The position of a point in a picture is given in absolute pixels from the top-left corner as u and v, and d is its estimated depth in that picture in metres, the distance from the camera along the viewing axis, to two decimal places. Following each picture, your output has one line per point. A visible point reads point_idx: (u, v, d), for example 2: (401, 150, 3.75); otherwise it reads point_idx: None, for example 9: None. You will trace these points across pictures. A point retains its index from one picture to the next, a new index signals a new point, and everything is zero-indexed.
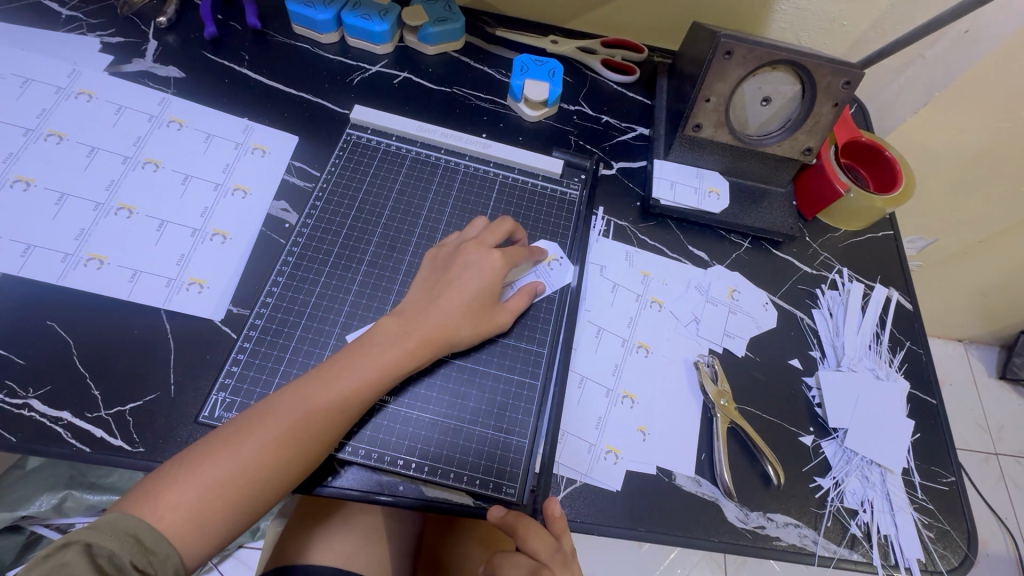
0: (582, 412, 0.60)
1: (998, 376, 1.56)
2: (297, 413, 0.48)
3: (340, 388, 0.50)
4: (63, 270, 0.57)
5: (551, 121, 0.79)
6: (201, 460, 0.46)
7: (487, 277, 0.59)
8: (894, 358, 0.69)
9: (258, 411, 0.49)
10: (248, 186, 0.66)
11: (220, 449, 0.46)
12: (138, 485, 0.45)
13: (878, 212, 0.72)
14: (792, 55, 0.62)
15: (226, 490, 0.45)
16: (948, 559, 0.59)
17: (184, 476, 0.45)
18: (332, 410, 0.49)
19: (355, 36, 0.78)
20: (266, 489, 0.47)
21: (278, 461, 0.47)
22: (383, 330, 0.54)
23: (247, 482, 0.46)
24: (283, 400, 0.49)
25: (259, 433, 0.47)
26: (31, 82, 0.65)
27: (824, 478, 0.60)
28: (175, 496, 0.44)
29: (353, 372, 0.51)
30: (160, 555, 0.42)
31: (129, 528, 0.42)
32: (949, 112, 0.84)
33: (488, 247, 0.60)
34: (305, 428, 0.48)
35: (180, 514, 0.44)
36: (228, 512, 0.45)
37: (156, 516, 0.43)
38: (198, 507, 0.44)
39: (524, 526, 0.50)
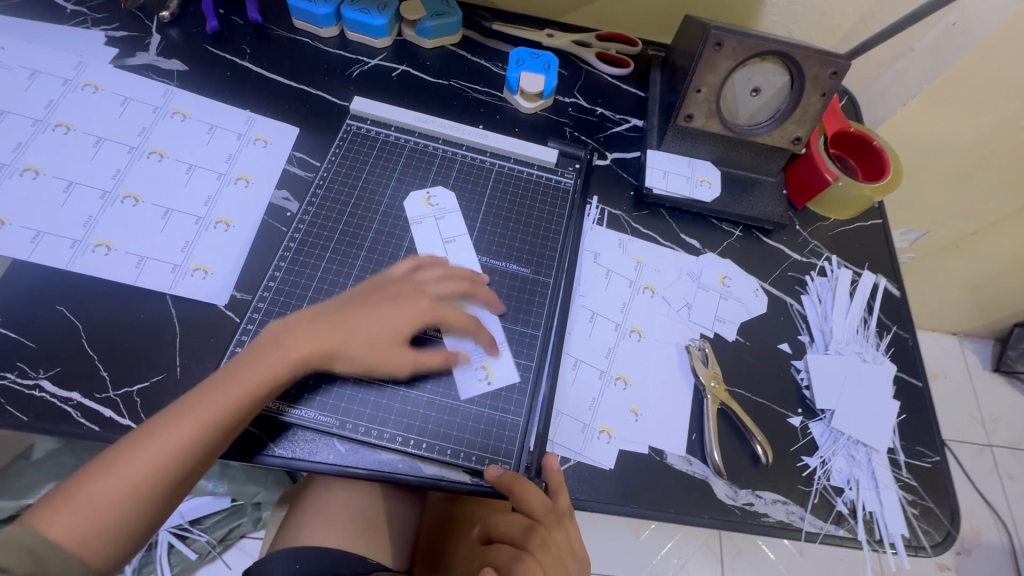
0: (576, 394, 0.61)
1: (991, 368, 1.57)
2: (214, 401, 0.50)
3: (253, 378, 0.52)
4: (71, 255, 0.58)
5: (547, 113, 0.80)
6: (121, 454, 0.47)
7: (404, 319, 0.58)
8: (882, 342, 0.70)
9: (178, 404, 0.50)
10: (250, 176, 0.68)
11: (144, 441, 0.48)
12: (64, 489, 0.47)
13: (866, 200, 0.74)
14: (780, 45, 0.63)
15: (139, 483, 0.47)
16: (931, 534, 0.60)
17: (95, 475, 0.47)
18: (245, 395, 0.51)
19: (354, 29, 0.79)
20: (174, 480, 0.49)
21: (196, 448, 0.49)
22: (288, 330, 0.55)
23: (169, 471, 0.48)
24: (202, 392, 0.51)
25: (178, 425, 0.49)
26: (37, 74, 0.66)
27: (811, 457, 0.62)
28: (61, 507, 0.45)
29: (266, 365, 0.53)
30: (62, 563, 0.43)
31: (26, 544, 0.42)
32: (938, 104, 0.86)
33: (428, 293, 0.60)
34: (222, 416, 0.50)
35: (67, 525, 0.45)
36: (122, 514, 0.46)
37: (47, 523, 0.44)
38: (90, 512, 0.45)
39: (522, 487, 0.53)
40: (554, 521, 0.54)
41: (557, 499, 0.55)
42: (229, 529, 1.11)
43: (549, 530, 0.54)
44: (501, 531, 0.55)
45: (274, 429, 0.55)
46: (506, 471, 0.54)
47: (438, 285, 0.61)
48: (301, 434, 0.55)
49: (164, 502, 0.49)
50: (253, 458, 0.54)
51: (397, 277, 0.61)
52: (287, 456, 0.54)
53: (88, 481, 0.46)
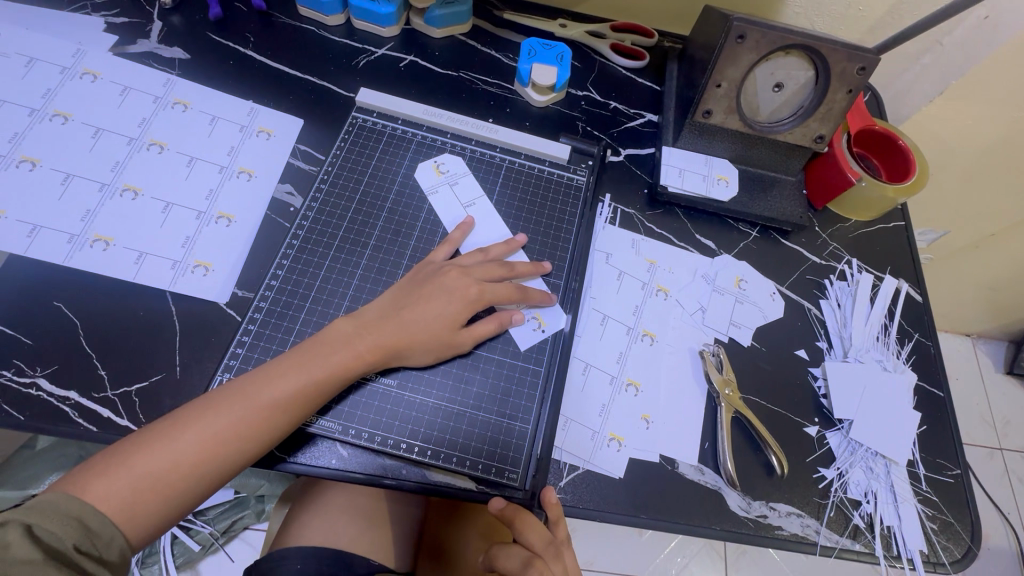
0: (585, 400, 0.60)
1: (1005, 371, 1.55)
2: (279, 388, 0.49)
3: (312, 372, 0.51)
4: (69, 250, 0.57)
5: (558, 106, 0.78)
6: (177, 427, 0.46)
7: (456, 308, 0.57)
8: (903, 350, 0.68)
9: (236, 384, 0.49)
10: (253, 169, 0.66)
11: (200, 413, 0.47)
12: (114, 451, 0.45)
13: (890, 202, 0.71)
14: (806, 39, 0.60)
15: (199, 457, 0.46)
16: (951, 550, 0.59)
17: (153, 445, 0.45)
18: (315, 385, 0.50)
19: (360, 17, 0.77)
20: (231, 459, 0.47)
21: (258, 431, 0.48)
22: (337, 330, 0.53)
23: (227, 447, 0.47)
24: (263, 376, 0.50)
25: (239, 403, 0.48)
26: (35, 61, 0.64)
27: (828, 468, 0.60)
28: (112, 474, 0.44)
29: (324, 358, 0.51)
30: (106, 539, 0.42)
31: (73, 512, 0.41)
32: (965, 102, 0.82)
33: (474, 278, 0.59)
34: (285, 401, 0.49)
35: (120, 494, 0.43)
36: (175, 491, 0.45)
37: (95, 491, 0.43)
38: (144, 481, 0.44)
39: (522, 520, 0.52)
40: (552, 553, 0.53)
41: (557, 528, 0.55)
42: (231, 522, 1.11)
43: (548, 563, 0.52)
44: (500, 565, 0.53)
45: (290, 437, 0.54)
46: (508, 504, 0.53)
47: (481, 270, 0.60)
48: (322, 444, 0.54)
49: (215, 477, 0.47)
50: (270, 464, 0.53)
51: (440, 262, 0.60)
52: (292, 459, 0.53)
53: (144, 448, 0.45)
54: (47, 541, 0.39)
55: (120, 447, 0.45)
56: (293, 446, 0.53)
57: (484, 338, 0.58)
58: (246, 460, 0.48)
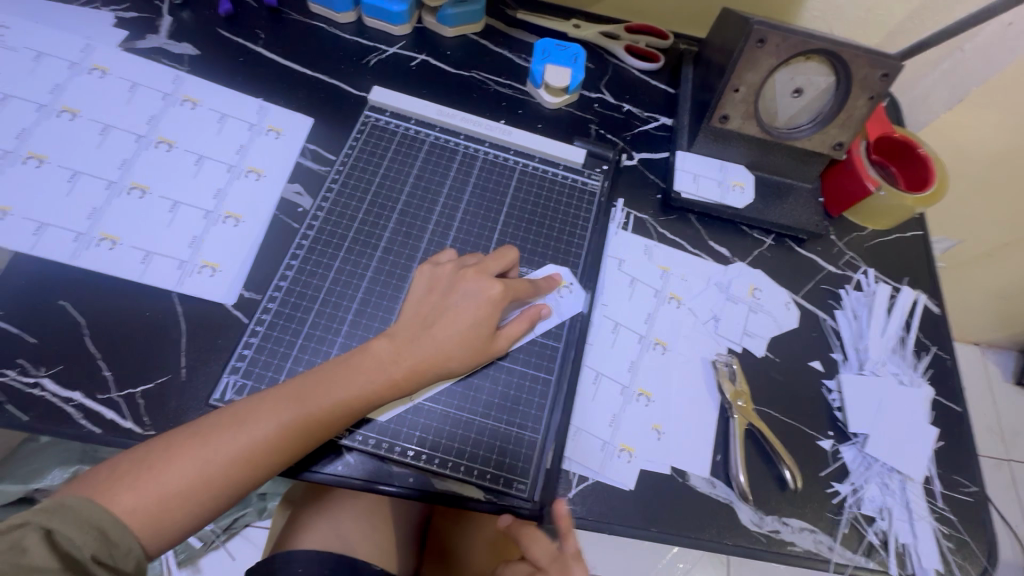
0: (596, 409, 0.59)
1: (1014, 381, 1.53)
2: (313, 407, 0.48)
3: (345, 393, 0.49)
4: (75, 249, 0.56)
5: (571, 108, 0.77)
6: (202, 440, 0.45)
7: (485, 312, 0.54)
8: (920, 363, 0.67)
9: (266, 398, 0.48)
10: (262, 168, 0.65)
11: (232, 425, 0.46)
12: (136, 457, 0.44)
13: (908, 212, 0.69)
14: (829, 44, 0.59)
15: (225, 470, 0.45)
16: (967, 570, 0.57)
17: (178, 456, 0.44)
18: (345, 401, 0.49)
19: (371, 15, 0.76)
20: (260, 473, 0.47)
21: (287, 444, 0.47)
22: (371, 351, 0.52)
23: (257, 463, 0.46)
24: (297, 392, 0.48)
25: (268, 419, 0.47)
26: (43, 56, 0.64)
27: (842, 484, 0.59)
28: (140, 485, 0.43)
29: (359, 379, 0.50)
30: (124, 548, 0.41)
31: (94, 521, 0.41)
32: (984, 110, 0.81)
33: (491, 275, 0.56)
34: (315, 416, 0.48)
35: (143, 506, 0.42)
36: (197, 503, 0.44)
37: (116, 503, 0.42)
38: (170, 493, 0.43)
39: (528, 533, 0.51)
40: (560, 569, 0.51)
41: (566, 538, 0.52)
42: (233, 518, 1.12)
43: None
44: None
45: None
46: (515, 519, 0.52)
47: (496, 264, 0.57)
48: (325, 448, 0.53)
49: (241, 490, 0.46)
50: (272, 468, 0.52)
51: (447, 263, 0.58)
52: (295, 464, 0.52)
53: (173, 460, 0.44)
54: (66, 549, 0.39)
55: (148, 455, 0.44)
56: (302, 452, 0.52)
57: (516, 340, 0.57)
58: (273, 473, 0.48)
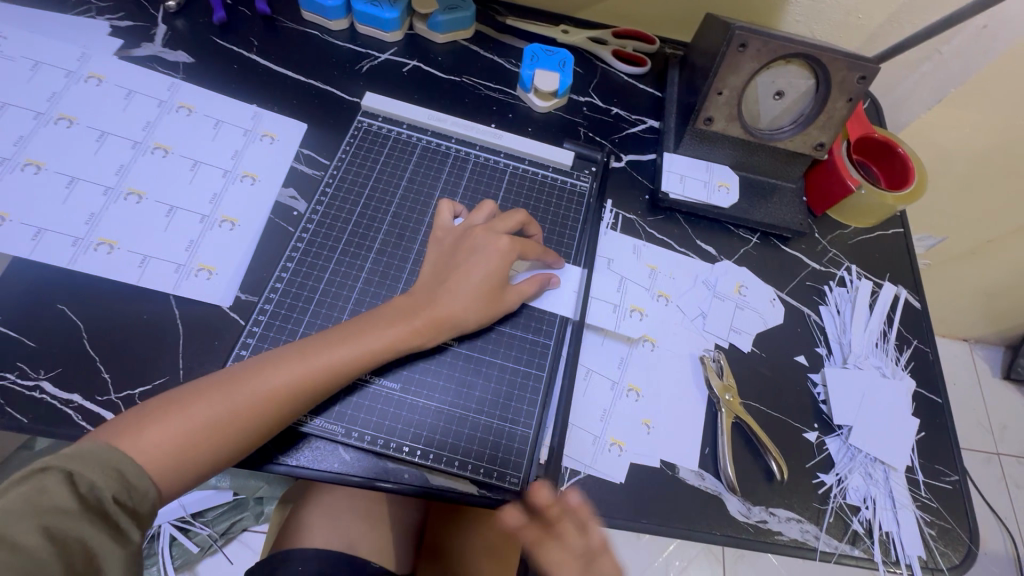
0: (586, 405, 0.60)
1: (1002, 376, 1.55)
2: (339, 353, 0.51)
3: (370, 342, 0.52)
4: (73, 254, 0.57)
5: (560, 112, 0.78)
6: (237, 378, 0.49)
7: (495, 266, 0.57)
8: (901, 356, 0.68)
9: (299, 346, 0.52)
10: (257, 173, 0.66)
11: (264, 368, 0.50)
12: (167, 396, 0.48)
13: (889, 210, 0.71)
14: (807, 48, 0.61)
15: (256, 406, 0.48)
16: (949, 556, 0.59)
17: (211, 393, 0.48)
18: (371, 351, 0.52)
19: (363, 22, 0.77)
20: (287, 411, 0.49)
21: (314, 387, 0.50)
22: (394, 305, 0.56)
23: (283, 401, 0.49)
24: (327, 340, 0.52)
25: (298, 362, 0.50)
26: (40, 64, 0.65)
27: (827, 474, 0.60)
28: (173, 418, 0.46)
29: (381, 330, 0.53)
30: (142, 491, 0.43)
31: (113, 462, 0.42)
32: (962, 111, 0.83)
33: (498, 233, 0.60)
34: (343, 363, 0.51)
35: (171, 439, 0.45)
36: (224, 439, 0.47)
37: (145, 436, 0.45)
38: (200, 425, 0.46)
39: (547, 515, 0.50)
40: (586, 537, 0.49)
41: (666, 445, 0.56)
42: (231, 523, 1.12)
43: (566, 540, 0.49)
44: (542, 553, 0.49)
45: (283, 434, 0.54)
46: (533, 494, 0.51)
47: (500, 223, 0.61)
48: (319, 444, 0.54)
49: (266, 431, 0.49)
50: (264, 465, 0.53)
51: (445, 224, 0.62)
52: (290, 461, 0.53)
53: (206, 396, 0.48)
54: (88, 491, 0.40)
55: (182, 395, 0.48)
56: (296, 449, 0.54)
57: (526, 299, 0.61)
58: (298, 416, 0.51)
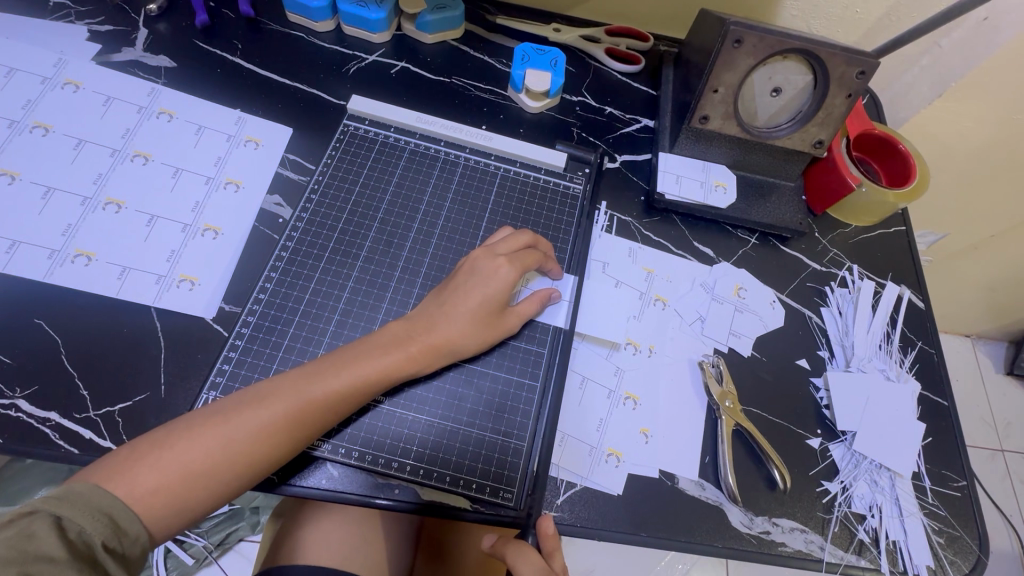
0: (581, 414, 0.58)
1: (1005, 372, 1.53)
2: (334, 383, 0.49)
3: (365, 371, 0.51)
4: (50, 267, 0.55)
5: (553, 112, 0.76)
6: (223, 417, 0.47)
7: (496, 291, 0.56)
8: (906, 358, 0.67)
9: (288, 379, 0.50)
10: (241, 180, 0.64)
11: (252, 405, 0.47)
12: (147, 438, 0.46)
13: (891, 207, 0.69)
14: (804, 43, 0.59)
15: (244, 447, 0.46)
16: (958, 565, 0.57)
17: (197, 433, 0.45)
18: (365, 380, 0.51)
19: (350, 24, 0.75)
20: (279, 448, 0.47)
21: (307, 423, 0.48)
22: (388, 332, 0.54)
23: (275, 437, 0.47)
24: (319, 370, 0.50)
25: (289, 397, 0.48)
26: (16, 72, 0.63)
27: (831, 482, 0.59)
28: (159, 463, 0.44)
29: (376, 357, 0.52)
30: (131, 536, 0.42)
31: (102, 507, 0.41)
32: (964, 105, 0.81)
33: (499, 255, 0.58)
34: (336, 395, 0.49)
35: (154, 485, 0.43)
36: (213, 481, 0.45)
37: (126, 486, 0.43)
38: (186, 465, 0.44)
39: (514, 550, 0.49)
40: None
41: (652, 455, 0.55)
42: (226, 534, 1.11)
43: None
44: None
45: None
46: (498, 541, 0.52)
47: (504, 244, 0.59)
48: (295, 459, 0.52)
49: (263, 468, 0.47)
50: None
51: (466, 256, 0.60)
52: (276, 479, 0.51)
53: (195, 436, 0.45)
54: (75, 537, 0.39)
55: (168, 434, 0.45)
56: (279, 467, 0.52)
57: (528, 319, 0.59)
58: (289, 454, 0.49)
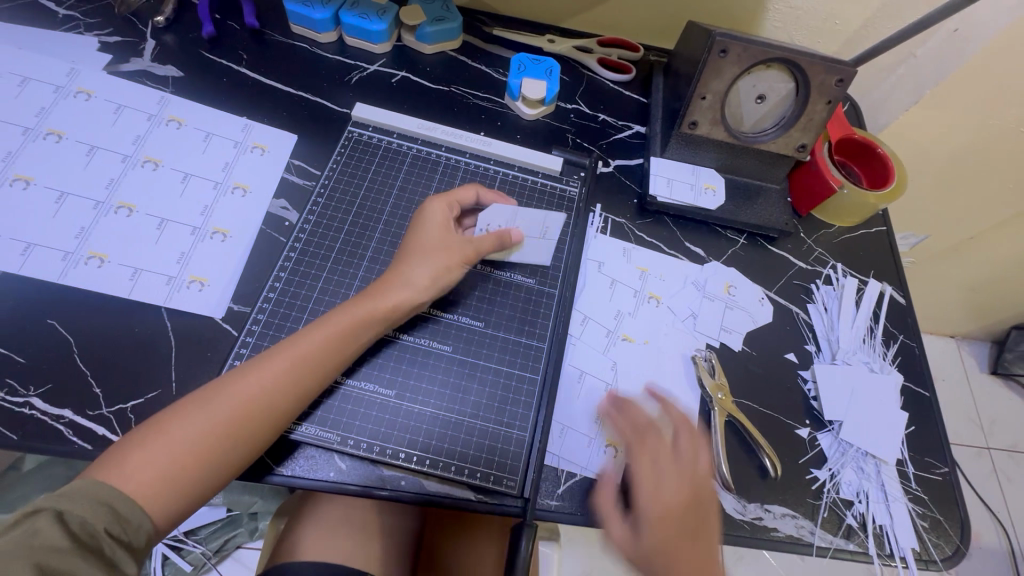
0: (580, 406, 0.60)
1: (989, 371, 1.58)
2: (309, 345, 0.52)
3: (330, 330, 0.53)
4: (64, 268, 0.57)
5: (548, 119, 0.79)
6: (208, 398, 0.49)
7: (437, 228, 0.61)
8: (888, 351, 0.70)
9: (266, 355, 0.52)
10: (248, 184, 0.66)
11: (232, 383, 0.50)
12: (142, 429, 0.48)
13: (871, 208, 0.73)
14: (785, 53, 0.63)
15: (231, 424, 0.48)
16: (942, 548, 0.60)
17: (186, 415, 0.48)
18: (332, 340, 0.53)
19: (352, 35, 0.78)
20: (266, 424, 0.49)
21: (286, 393, 0.50)
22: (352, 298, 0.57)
23: (258, 411, 0.49)
24: (294, 337, 0.53)
25: (265, 370, 0.51)
26: (29, 81, 0.65)
27: (820, 469, 0.61)
28: (153, 446, 0.46)
29: (337, 318, 0.54)
30: (135, 524, 0.44)
31: (101, 497, 0.43)
32: (939, 112, 0.85)
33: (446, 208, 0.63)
34: (308, 360, 0.52)
35: (154, 472, 0.45)
36: (206, 462, 0.47)
37: (128, 474, 0.44)
38: (182, 450, 0.46)
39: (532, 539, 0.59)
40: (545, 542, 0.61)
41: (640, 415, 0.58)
42: (225, 540, 1.11)
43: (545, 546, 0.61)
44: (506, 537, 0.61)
45: (276, 444, 0.54)
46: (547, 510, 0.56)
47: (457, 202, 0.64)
48: (303, 451, 0.54)
49: (255, 443, 0.49)
50: (256, 474, 0.53)
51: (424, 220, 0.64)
52: (274, 465, 0.53)
53: (184, 418, 0.48)
54: (78, 527, 0.41)
55: (160, 422, 0.48)
56: (289, 459, 0.53)
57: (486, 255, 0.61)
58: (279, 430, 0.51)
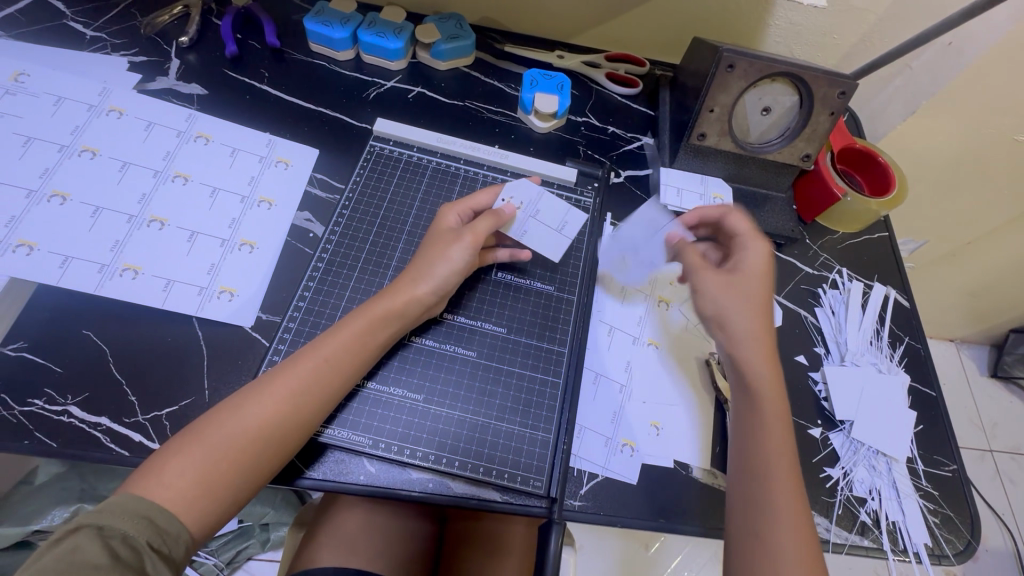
0: (598, 408, 0.62)
1: (989, 374, 1.60)
2: (330, 347, 0.54)
3: (351, 333, 0.55)
4: (100, 280, 0.58)
5: (560, 132, 0.82)
6: (238, 405, 0.50)
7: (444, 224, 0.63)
8: (895, 352, 0.72)
9: (293, 359, 0.53)
10: (273, 198, 0.68)
11: (261, 389, 0.51)
12: (177, 438, 0.49)
13: (874, 214, 0.75)
14: (789, 67, 0.66)
15: (263, 429, 0.49)
16: (953, 543, 0.61)
17: (219, 422, 0.49)
18: (356, 343, 0.55)
19: (369, 53, 0.81)
20: (296, 428, 0.51)
21: (313, 396, 0.52)
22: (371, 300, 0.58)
23: (288, 416, 0.50)
24: (317, 341, 0.54)
25: (291, 375, 0.52)
26: (63, 100, 0.67)
27: (833, 468, 0.63)
28: (189, 453, 0.47)
29: (357, 321, 0.55)
30: (174, 535, 0.44)
31: (141, 511, 0.44)
32: (935, 122, 0.88)
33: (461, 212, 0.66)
34: (333, 364, 0.53)
35: (192, 479, 0.46)
36: (240, 469, 0.48)
37: (168, 484, 0.46)
38: (218, 456, 0.47)
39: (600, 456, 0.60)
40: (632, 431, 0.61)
41: (751, 375, 0.57)
42: (235, 552, 1.11)
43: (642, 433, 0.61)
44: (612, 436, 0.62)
45: (306, 448, 0.55)
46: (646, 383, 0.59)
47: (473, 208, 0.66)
48: (334, 455, 0.56)
49: (287, 447, 0.51)
50: (288, 479, 0.54)
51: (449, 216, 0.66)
52: (306, 471, 0.54)
53: (218, 424, 0.49)
54: (117, 543, 0.41)
55: (195, 430, 0.49)
56: (320, 463, 0.55)
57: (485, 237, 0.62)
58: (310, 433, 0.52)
